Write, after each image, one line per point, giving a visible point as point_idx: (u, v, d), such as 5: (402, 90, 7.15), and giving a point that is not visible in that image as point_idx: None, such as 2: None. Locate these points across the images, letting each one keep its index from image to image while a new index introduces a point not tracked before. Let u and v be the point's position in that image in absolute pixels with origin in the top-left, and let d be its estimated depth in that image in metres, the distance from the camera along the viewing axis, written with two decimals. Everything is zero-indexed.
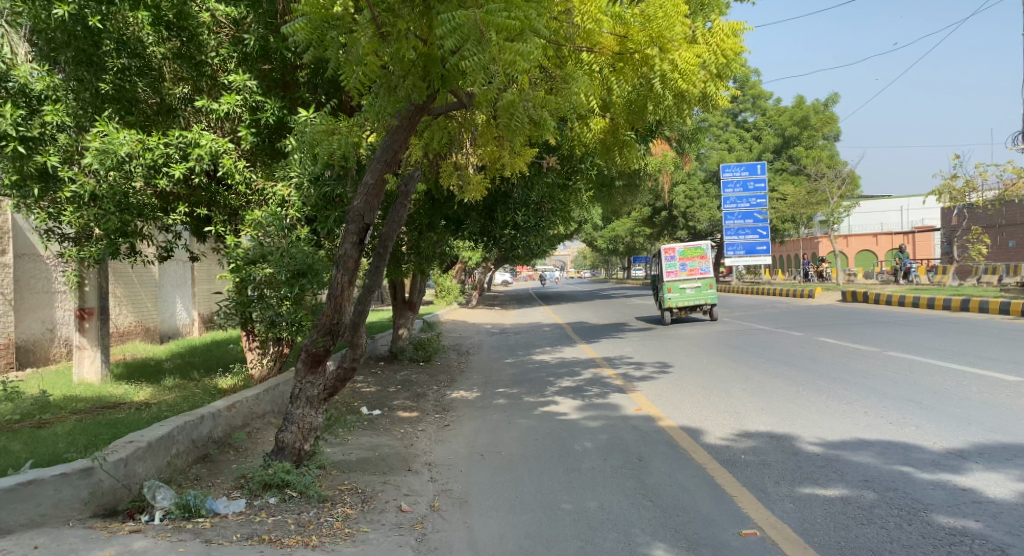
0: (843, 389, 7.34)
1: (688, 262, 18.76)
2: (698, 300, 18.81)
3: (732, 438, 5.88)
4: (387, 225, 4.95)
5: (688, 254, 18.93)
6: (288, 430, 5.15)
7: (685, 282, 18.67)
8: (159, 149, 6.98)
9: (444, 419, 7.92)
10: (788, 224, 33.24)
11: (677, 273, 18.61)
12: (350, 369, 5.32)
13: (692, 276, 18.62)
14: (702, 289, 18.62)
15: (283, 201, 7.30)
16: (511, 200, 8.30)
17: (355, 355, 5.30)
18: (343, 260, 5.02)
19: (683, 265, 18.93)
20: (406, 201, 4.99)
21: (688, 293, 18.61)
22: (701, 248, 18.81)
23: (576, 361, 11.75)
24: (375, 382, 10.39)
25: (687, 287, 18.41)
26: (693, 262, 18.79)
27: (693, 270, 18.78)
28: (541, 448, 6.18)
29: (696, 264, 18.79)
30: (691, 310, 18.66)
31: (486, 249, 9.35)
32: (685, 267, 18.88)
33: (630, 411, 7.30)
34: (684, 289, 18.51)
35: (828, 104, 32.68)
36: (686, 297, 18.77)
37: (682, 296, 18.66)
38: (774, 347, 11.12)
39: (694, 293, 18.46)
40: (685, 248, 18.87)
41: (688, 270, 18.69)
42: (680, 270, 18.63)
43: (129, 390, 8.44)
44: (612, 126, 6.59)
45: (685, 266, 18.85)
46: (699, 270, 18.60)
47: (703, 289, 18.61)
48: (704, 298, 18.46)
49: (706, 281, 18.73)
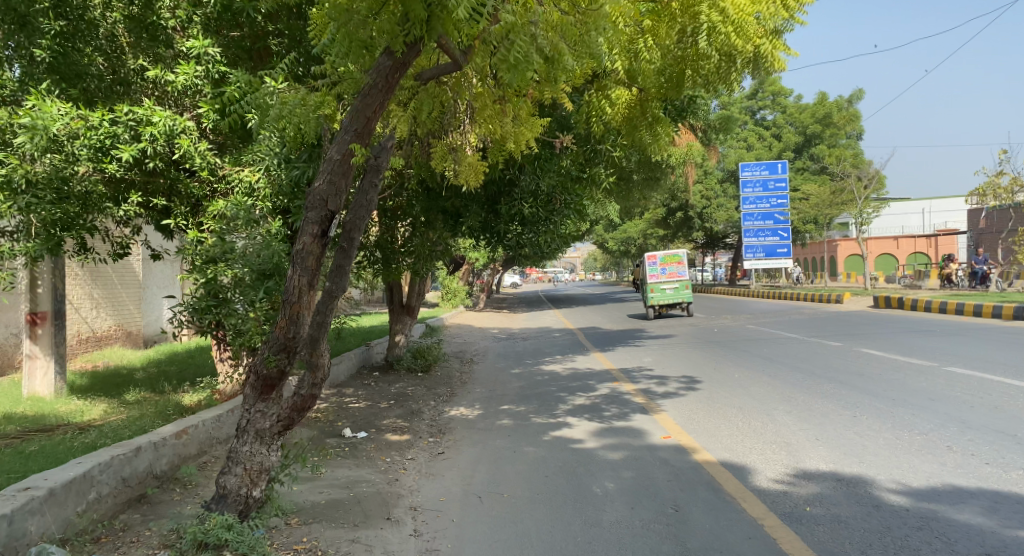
0: (909, 416, 6.20)
1: (669, 266, 20.12)
2: (677, 299, 20.37)
3: (788, 481, 4.74)
4: (355, 212, 3.85)
5: (666, 261, 20.26)
6: (232, 473, 4.05)
7: (665, 283, 20.22)
8: (102, 127, 5.98)
9: (439, 445, 6.83)
10: (810, 226, 31.89)
11: (658, 275, 20.02)
12: (311, 396, 4.20)
13: (671, 277, 20.05)
14: (682, 289, 20.14)
15: (252, 189, 6.26)
16: (518, 189, 7.20)
17: (315, 379, 4.19)
18: (301, 258, 3.92)
19: (664, 269, 20.31)
20: (378, 178, 3.88)
21: (667, 293, 20.22)
22: (678, 254, 20.45)
23: (591, 372, 10.62)
24: (365, 396, 9.28)
25: (667, 288, 20.00)
26: (672, 265, 20.24)
27: (673, 273, 20.23)
28: (552, 489, 5.07)
29: (677, 267, 20.32)
30: (671, 308, 20.16)
31: (491, 248, 8.16)
32: (666, 270, 20.28)
33: (657, 440, 6.18)
34: (664, 289, 20.05)
35: (852, 101, 31.38)
36: (666, 296, 20.37)
37: (662, 296, 20.24)
38: (813, 360, 9.96)
39: (673, 292, 20.05)
40: (666, 253, 20.23)
41: (668, 273, 20.02)
42: (660, 273, 20.03)
43: (80, 406, 7.39)
44: (640, 98, 5.46)
45: (665, 269, 20.27)
46: (679, 272, 20.00)
47: (682, 288, 20.19)
48: (682, 297, 20.06)
49: (683, 281, 20.30)
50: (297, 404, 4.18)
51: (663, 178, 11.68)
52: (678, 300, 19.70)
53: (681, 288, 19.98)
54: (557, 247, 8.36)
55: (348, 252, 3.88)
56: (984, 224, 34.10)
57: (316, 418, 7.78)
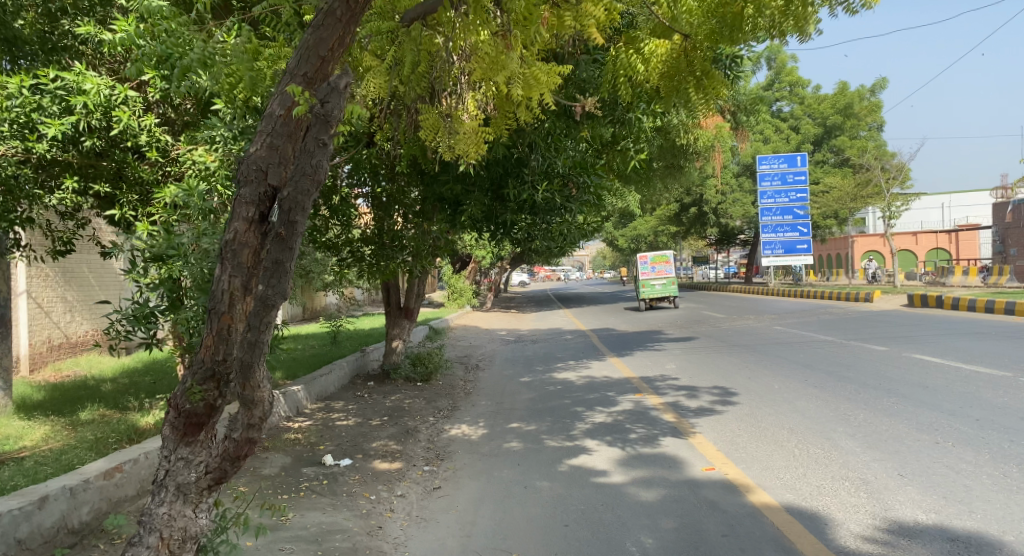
0: (1010, 443, 5.06)
1: (657, 264, 23.19)
2: (665, 293, 23.13)
3: (883, 541, 3.64)
4: (298, 186, 2.89)
5: (658, 259, 23.24)
6: (143, 544, 2.98)
7: (654, 278, 23.16)
8: (22, 96, 4.91)
9: (436, 475, 5.77)
10: (830, 221, 30.63)
11: (648, 272, 23.03)
12: (248, 441, 3.15)
13: (661, 274, 22.79)
14: (669, 284, 23.10)
15: (207, 172, 5.16)
16: (527, 168, 6.08)
17: (251, 419, 3.11)
18: (233, 251, 2.83)
19: (653, 267, 23.37)
20: (326, 134, 2.90)
21: (656, 287, 23.21)
22: (665, 254, 23.41)
23: (609, 381, 9.53)
24: (356, 411, 8.21)
25: (656, 283, 22.76)
26: (661, 263, 23.07)
27: (661, 270, 23.06)
28: (574, 547, 3.99)
29: (664, 265, 23.27)
30: (660, 301, 23.06)
31: (497, 243, 7.05)
32: (654, 268, 23.37)
33: (699, 474, 5.09)
34: (654, 283, 23.10)
35: (875, 90, 30.07)
36: (655, 291, 23.25)
37: (652, 290, 23.16)
38: (862, 367, 8.80)
39: (662, 287, 22.92)
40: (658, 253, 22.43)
41: (657, 271, 23.03)
42: (650, 271, 23.05)
43: (20, 428, 6.33)
44: (685, 46, 4.27)
45: (654, 266, 23.31)
46: (666, 270, 22.98)
47: (669, 283, 23.03)
48: (669, 291, 22.92)
49: (671, 277, 23.02)
50: (229, 452, 3.12)
51: (688, 166, 10.64)
52: (664, 294, 22.54)
53: (669, 283, 22.94)
54: (572, 243, 7.19)
55: (287, 244, 2.95)
56: (1011, 219, 32.81)
57: (294, 442, 6.71)
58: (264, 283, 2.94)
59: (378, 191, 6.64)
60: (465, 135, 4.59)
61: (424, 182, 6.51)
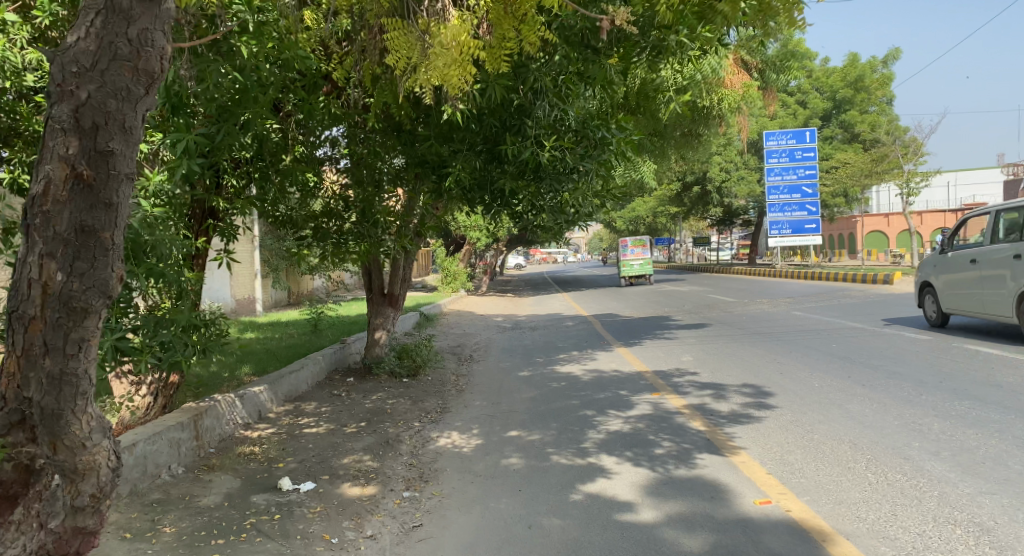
0: None
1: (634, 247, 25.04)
2: (642, 272, 24.90)
3: None
4: (112, 95, 2.00)
5: (635, 243, 25.20)
6: None
7: (632, 259, 24.97)
8: None
9: (417, 505, 4.62)
10: (839, 199, 29.57)
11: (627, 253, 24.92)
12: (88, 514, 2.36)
13: (638, 255, 24.89)
14: (647, 265, 25.07)
15: None
16: (530, 120, 4.87)
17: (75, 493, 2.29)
18: (40, 210, 2.02)
19: (631, 249, 25.27)
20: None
21: (634, 267, 25.04)
22: (643, 240, 24.77)
23: (620, 376, 8.42)
24: (329, 416, 7.02)
25: (632, 263, 24.77)
26: (639, 246, 24.94)
27: (641, 252, 25.16)
28: None
29: (643, 247, 25.04)
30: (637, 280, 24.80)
31: (494, 220, 5.80)
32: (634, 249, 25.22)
33: (755, 513, 3.92)
34: (632, 263, 24.94)
35: (888, 62, 28.80)
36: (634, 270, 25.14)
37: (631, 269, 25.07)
38: (910, 360, 7.70)
39: (639, 267, 25.13)
40: None
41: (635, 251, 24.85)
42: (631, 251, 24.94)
43: None
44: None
45: (633, 249, 25.11)
46: (643, 251, 24.86)
47: (645, 263, 24.70)
48: (644, 271, 24.73)
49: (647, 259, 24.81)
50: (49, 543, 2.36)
51: (707, 134, 9.55)
52: (643, 273, 24.68)
53: (645, 263, 24.82)
54: (585, 216, 5.93)
55: (106, 204, 2.06)
56: None
57: (249, 459, 5.54)
58: (65, 269, 2.06)
59: (351, 153, 5.49)
60: (443, 42, 3.88)
61: (403, 140, 5.38)
